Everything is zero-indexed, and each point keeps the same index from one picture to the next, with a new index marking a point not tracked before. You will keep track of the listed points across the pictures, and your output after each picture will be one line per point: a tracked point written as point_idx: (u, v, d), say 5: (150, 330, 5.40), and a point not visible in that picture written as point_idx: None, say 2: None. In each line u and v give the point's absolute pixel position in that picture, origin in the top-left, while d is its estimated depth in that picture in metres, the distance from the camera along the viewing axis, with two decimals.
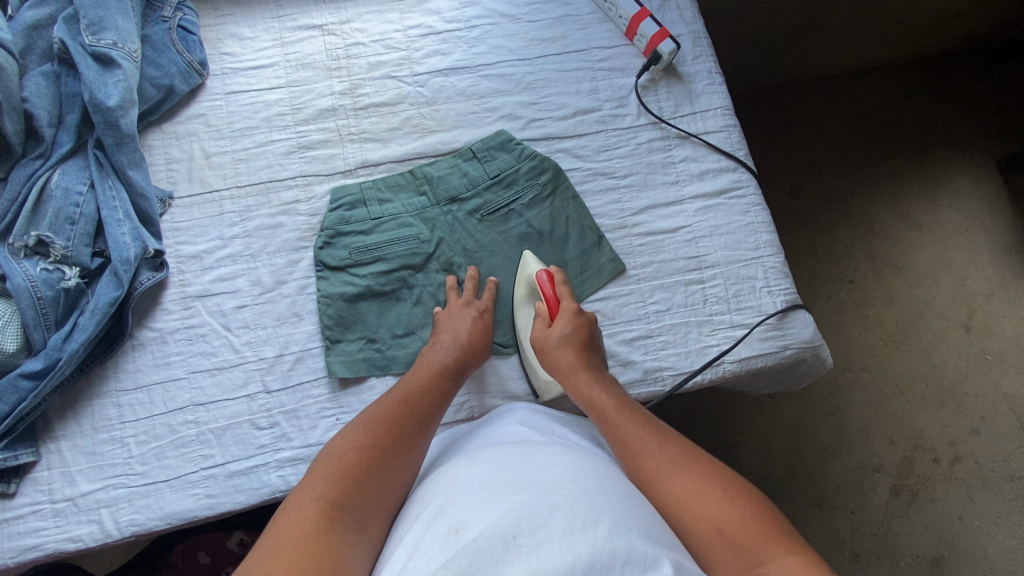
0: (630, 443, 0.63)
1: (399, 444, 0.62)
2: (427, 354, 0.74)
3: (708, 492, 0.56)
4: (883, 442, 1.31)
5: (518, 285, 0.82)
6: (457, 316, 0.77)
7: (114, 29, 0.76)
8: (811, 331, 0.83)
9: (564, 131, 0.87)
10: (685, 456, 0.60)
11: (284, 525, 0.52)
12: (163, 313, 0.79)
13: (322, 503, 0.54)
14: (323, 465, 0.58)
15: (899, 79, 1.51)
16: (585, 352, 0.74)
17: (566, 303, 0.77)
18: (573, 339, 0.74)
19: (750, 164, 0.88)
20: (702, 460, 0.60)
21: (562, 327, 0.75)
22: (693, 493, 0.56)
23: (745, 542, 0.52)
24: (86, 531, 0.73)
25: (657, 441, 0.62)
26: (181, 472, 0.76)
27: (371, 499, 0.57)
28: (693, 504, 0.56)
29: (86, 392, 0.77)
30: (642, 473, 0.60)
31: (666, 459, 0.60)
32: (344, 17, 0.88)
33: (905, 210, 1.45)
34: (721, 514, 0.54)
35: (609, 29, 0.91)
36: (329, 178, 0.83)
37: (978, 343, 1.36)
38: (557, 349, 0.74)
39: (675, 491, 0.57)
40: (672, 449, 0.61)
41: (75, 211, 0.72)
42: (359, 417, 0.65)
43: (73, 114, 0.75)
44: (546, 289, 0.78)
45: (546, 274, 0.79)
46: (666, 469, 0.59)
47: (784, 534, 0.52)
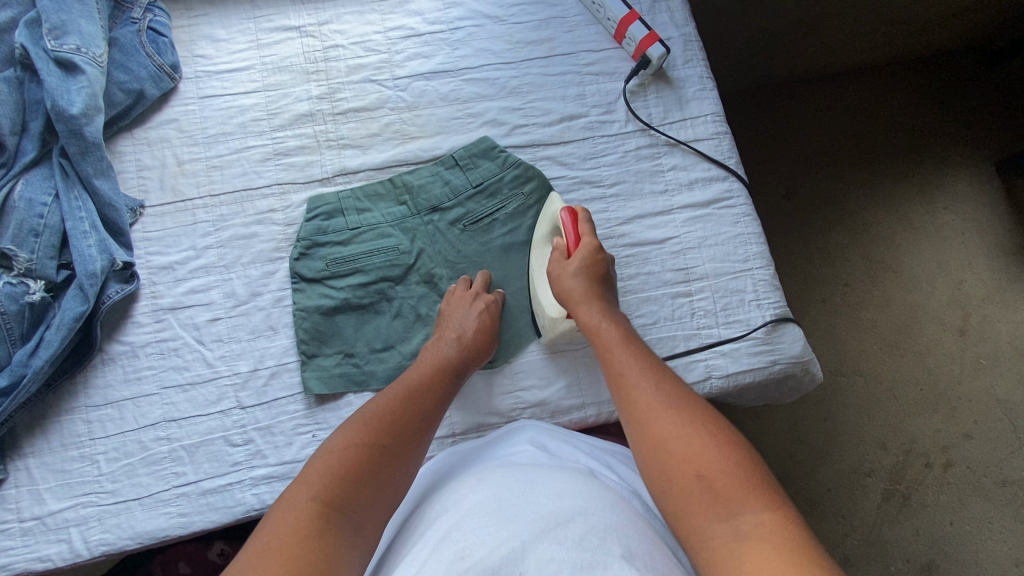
0: (626, 381, 0.64)
1: (398, 444, 0.61)
2: (428, 351, 0.72)
3: (694, 432, 0.57)
4: (876, 446, 1.29)
5: (541, 221, 0.80)
6: (460, 314, 0.75)
7: (77, 33, 0.73)
8: (801, 346, 0.81)
9: (550, 138, 0.84)
10: (679, 396, 0.61)
11: (275, 528, 0.51)
12: (135, 326, 0.76)
13: (317, 505, 0.53)
14: (318, 464, 0.57)
15: (898, 79, 1.48)
16: (598, 287, 0.73)
17: (586, 238, 0.76)
18: (585, 274, 0.74)
19: (741, 172, 0.86)
20: (695, 405, 0.60)
21: (577, 263, 0.74)
22: (676, 433, 0.57)
23: (721, 490, 0.52)
24: (55, 551, 0.71)
25: (653, 379, 0.63)
26: (153, 490, 0.74)
27: (367, 501, 0.56)
28: (671, 442, 0.57)
29: (55, 408, 0.74)
30: (630, 409, 0.62)
31: (659, 397, 0.61)
32: (323, 18, 0.85)
33: (902, 212, 1.42)
34: (699, 456, 0.55)
35: (597, 32, 0.88)
36: (306, 187, 0.81)
37: (973, 346, 1.35)
38: (569, 278, 0.73)
39: (661, 426, 0.58)
40: (668, 393, 0.61)
41: (39, 223, 0.70)
42: (358, 413, 0.64)
43: (36, 121, 0.72)
44: (568, 227, 0.76)
45: (571, 210, 0.77)
46: (656, 406, 0.60)
47: (766, 487, 0.52)
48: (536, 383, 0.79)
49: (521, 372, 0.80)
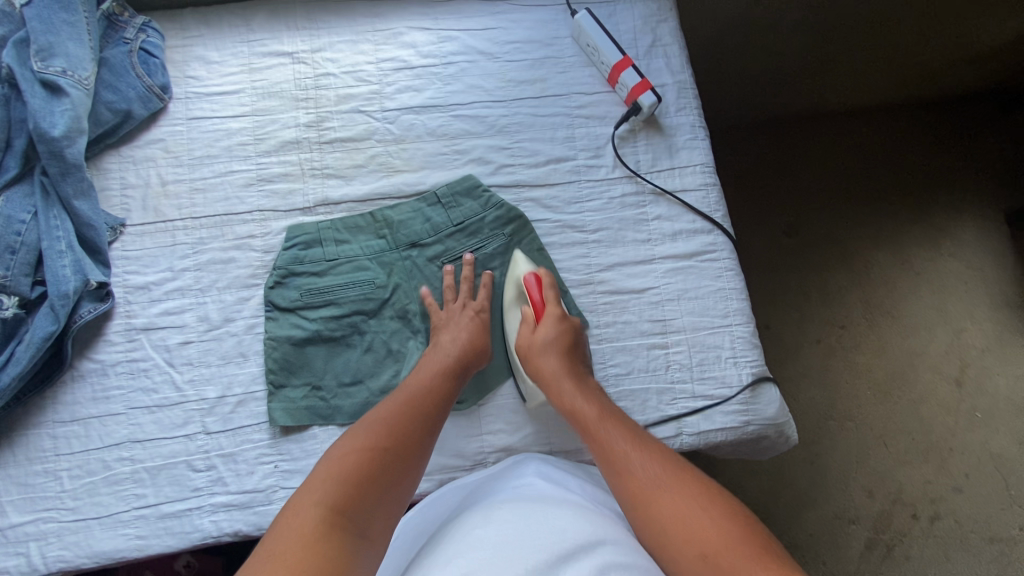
0: (623, 467, 0.64)
1: (400, 444, 0.63)
2: (428, 356, 0.73)
3: (694, 512, 0.58)
4: (862, 494, 1.27)
5: (506, 289, 0.81)
6: (454, 322, 0.76)
7: (64, 55, 0.73)
8: (776, 408, 0.80)
9: (535, 180, 0.84)
10: (674, 477, 0.62)
11: (282, 532, 0.53)
12: (107, 344, 0.77)
13: (322, 507, 0.55)
14: (322, 471, 0.59)
15: (909, 121, 1.45)
16: (571, 358, 0.74)
17: (552, 304, 0.76)
18: (558, 345, 0.74)
19: (727, 226, 0.85)
20: (692, 485, 0.61)
21: (549, 332, 0.74)
22: (679, 516, 0.58)
23: (731, 569, 0.53)
24: (12, 564, 0.72)
25: (645, 459, 0.64)
26: (113, 510, 0.74)
27: (370, 505, 0.58)
28: (676, 526, 0.58)
29: (23, 421, 0.75)
30: (631, 496, 0.62)
31: (655, 482, 0.62)
32: (317, 45, 0.85)
33: (904, 256, 1.40)
34: (707, 537, 0.56)
35: (591, 74, 0.87)
36: (286, 215, 0.81)
37: (968, 398, 1.32)
38: (543, 356, 0.73)
39: (665, 511, 0.59)
40: (662, 473, 0.62)
41: (15, 240, 0.71)
42: (359, 422, 0.66)
43: (20, 139, 0.73)
44: (533, 292, 0.77)
45: (533, 277, 0.78)
46: (654, 494, 0.61)
47: (776, 558, 0.53)
48: (504, 428, 0.79)
49: (490, 415, 0.79)
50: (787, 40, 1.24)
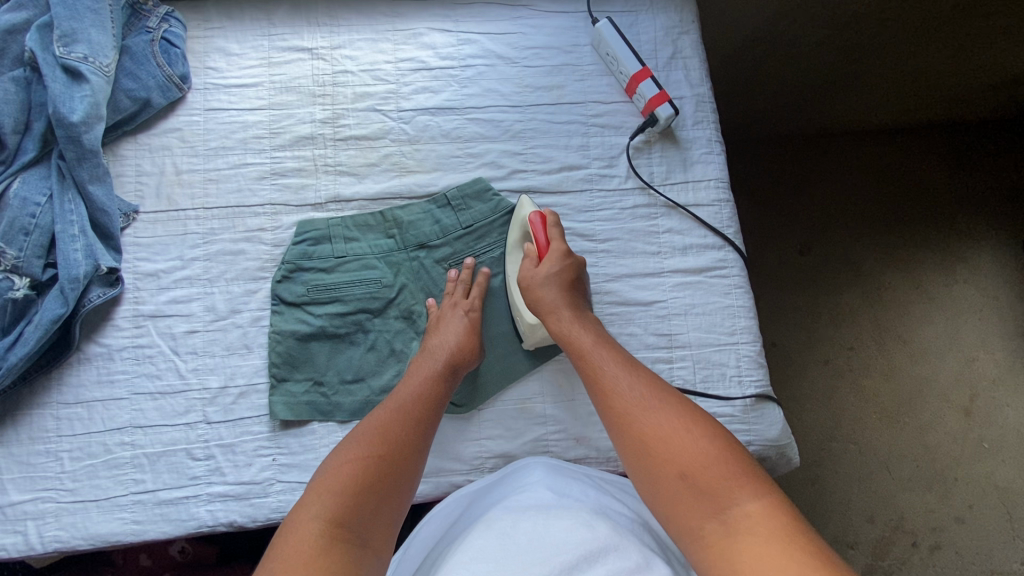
0: (608, 389, 0.67)
1: (396, 451, 0.63)
2: (419, 360, 0.73)
3: (676, 430, 0.62)
4: (862, 518, 1.25)
5: (512, 229, 0.81)
6: (446, 322, 0.76)
7: (86, 42, 0.74)
8: (779, 429, 0.79)
9: (547, 187, 0.84)
10: (658, 399, 0.65)
11: (285, 549, 0.54)
12: (114, 329, 0.77)
13: (321, 523, 0.56)
14: (319, 485, 0.60)
15: (931, 144, 1.43)
16: (571, 294, 0.75)
17: (556, 242, 0.76)
18: (558, 279, 0.75)
19: (739, 243, 0.84)
20: (675, 403, 0.65)
21: (551, 268, 0.75)
22: (660, 433, 0.62)
23: (707, 486, 0.58)
24: (10, 541, 0.73)
25: (632, 382, 0.67)
26: (111, 494, 0.74)
27: (369, 514, 0.59)
28: (657, 443, 0.61)
29: (28, 401, 0.76)
30: (618, 415, 0.65)
31: (641, 403, 0.65)
32: (336, 42, 0.85)
33: (918, 280, 1.38)
34: (687, 456, 0.60)
35: (609, 83, 0.87)
36: (297, 210, 0.81)
37: (976, 429, 1.30)
38: (543, 288, 0.74)
39: (647, 429, 0.63)
40: (646, 393, 0.65)
41: (30, 222, 0.71)
42: (353, 431, 0.66)
43: (39, 122, 0.73)
44: (538, 233, 0.77)
45: (539, 216, 0.77)
46: (640, 413, 0.64)
47: (752, 476, 0.58)
48: (503, 434, 0.78)
49: (490, 420, 0.79)
50: (816, 59, 1.22)
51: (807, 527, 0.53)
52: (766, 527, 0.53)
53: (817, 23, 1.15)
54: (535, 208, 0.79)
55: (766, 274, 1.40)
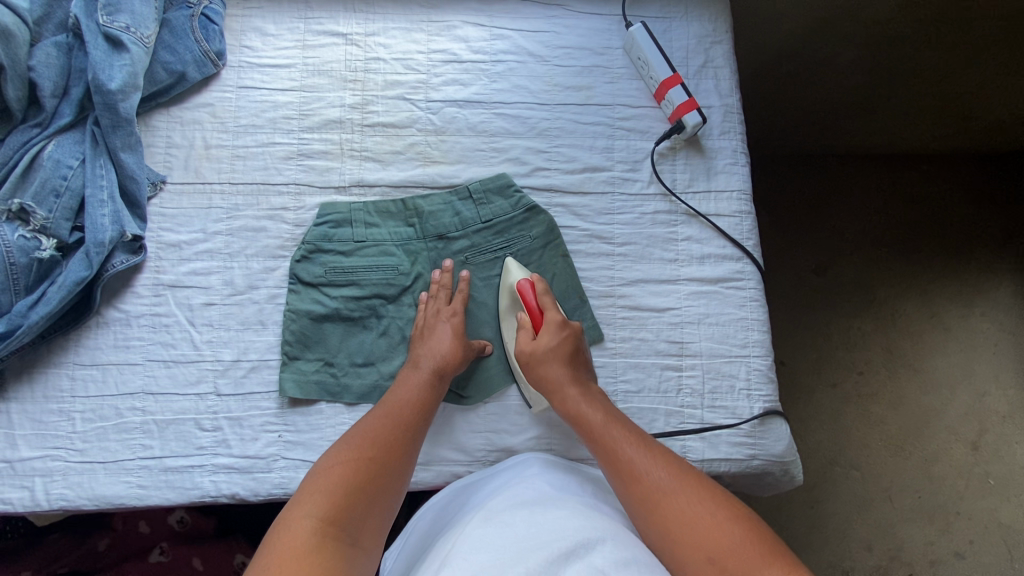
0: (627, 467, 0.65)
1: (386, 454, 0.64)
2: (408, 373, 0.73)
3: (698, 514, 0.60)
4: (859, 546, 1.24)
5: (501, 298, 0.81)
6: (433, 333, 0.76)
7: (129, 12, 0.76)
8: (784, 445, 0.78)
9: (569, 186, 0.84)
10: (679, 480, 0.63)
11: (279, 544, 0.53)
12: (134, 296, 0.79)
13: (315, 519, 0.56)
14: (311, 485, 0.60)
15: (961, 173, 1.40)
16: (573, 367, 0.74)
17: (549, 309, 0.76)
18: (560, 352, 0.74)
19: (757, 256, 0.83)
20: (695, 483, 0.63)
21: (551, 338, 0.74)
22: (685, 518, 0.60)
23: (740, 573, 0.55)
24: (17, 496, 0.74)
25: (652, 464, 0.65)
26: (118, 457, 0.76)
27: (361, 512, 0.59)
28: (682, 527, 0.59)
29: (44, 360, 0.77)
30: (638, 499, 0.63)
31: (661, 483, 0.63)
32: (371, 29, 0.86)
33: (934, 310, 1.36)
34: (715, 542, 0.57)
35: (638, 87, 0.87)
36: (321, 192, 0.82)
37: (983, 464, 1.28)
38: (545, 364, 0.73)
39: (672, 515, 0.60)
40: (665, 475, 0.64)
41: (61, 184, 0.73)
42: (345, 434, 0.67)
43: (77, 88, 0.74)
44: (528, 297, 0.77)
45: (527, 282, 0.78)
46: (662, 495, 0.62)
47: (783, 557, 0.56)
48: (507, 429, 0.79)
49: (495, 414, 0.79)
50: (846, 79, 1.23)
51: None
52: None
53: (849, 41, 1.16)
54: (523, 274, 0.80)
55: (779, 293, 1.40)
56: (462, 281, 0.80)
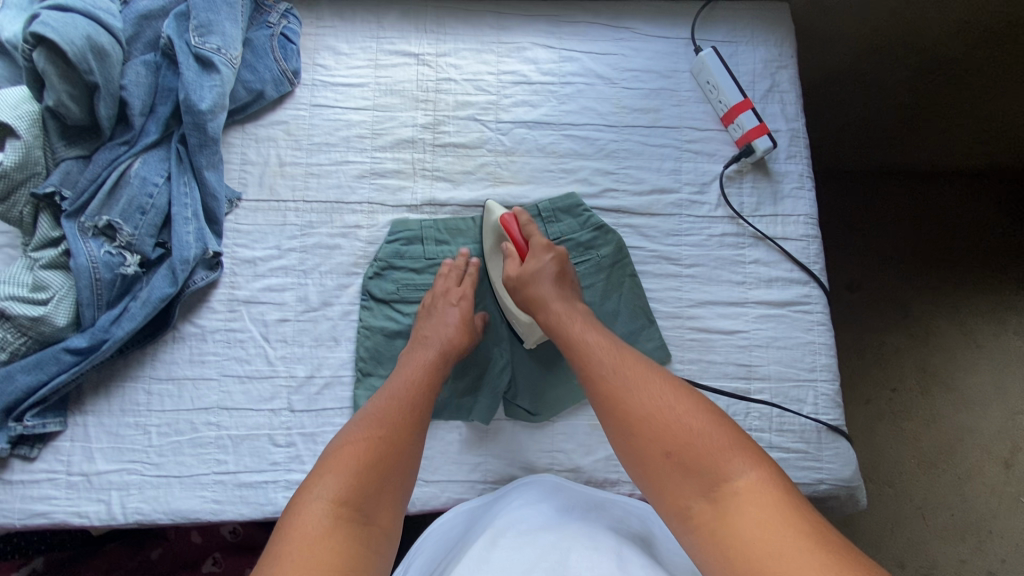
0: (597, 370, 0.66)
1: (394, 431, 0.64)
2: (412, 352, 0.74)
3: (666, 410, 0.61)
4: (890, 563, 1.20)
5: (486, 236, 0.82)
6: (439, 314, 0.77)
7: (220, 34, 0.77)
8: (851, 469, 0.79)
9: (637, 208, 0.85)
10: (647, 380, 0.64)
11: (291, 530, 0.55)
12: (209, 311, 0.79)
13: (325, 504, 0.57)
14: (321, 467, 0.61)
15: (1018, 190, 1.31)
16: (559, 283, 0.75)
17: (535, 237, 0.77)
18: (548, 272, 0.74)
19: (824, 280, 0.84)
20: (663, 381, 0.63)
21: (538, 262, 0.75)
22: (650, 414, 0.61)
23: (701, 463, 0.57)
24: (94, 509, 0.74)
25: (617, 361, 0.66)
26: (194, 472, 0.76)
27: (372, 493, 0.60)
28: (648, 424, 0.60)
29: (120, 373, 0.78)
30: (602, 393, 0.64)
31: (630, 382, 0.63)
32: (442, 50, 0.87)
33: (968, 326, 1.30)
34: (680, 439, 0.59)
35: (704, 111, 0.88)
36: (393, 210, 0.83)
37: (1016, 483, 1.23)
38: (532, 281, 0.74)
39: (638, 414, 0.61)
40: (626, 366, 0.65)
41: (147, 202, 0.74)
42: (353, 417, 0.67)
43: (164, 106, 0.76)
44: (512, 231, 0.78)
45: (511, 217, 0.79)
46: (625, 386, 0.63)
47: (744, 449, 0.57)
48: (574, 449, 0.79)
49: (562, 434, 0.79)
50: (892, 100, 1.21)
51: (801, 501, 0.54)
52: (763, 500, 0.53)
53: (898, 62, 1.14)
54: (506, 211, 0.81)
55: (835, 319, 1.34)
56: (472, 267, 0.81)
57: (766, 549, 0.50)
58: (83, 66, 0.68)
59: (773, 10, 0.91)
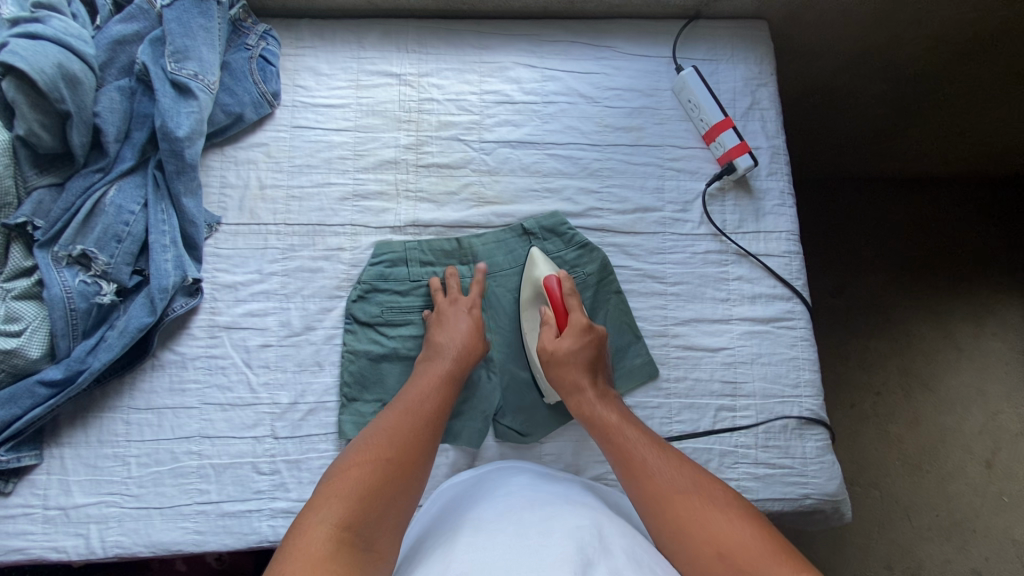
0: (639, 467, 0.65)
1: (404, 454, 0.63)
2: (423, 368, 0.74)
3: (710, 515, 0.59)
4: (879, 565, 1.18)
5: (524, 285, 0.81)
6: (450, 322, 0.76)
7: (197, 59, 0.78)
8: (837, 484, 0.79)
9: (620, 226, 0.85)
10: (687, 483, 0.62)
11: (294, 551, 0.51)
12: (189, 338, 0.78)
13: (329, 526, 0.54)
14: (325, 489, 0.58)
15: (991, 199, 1.33)
16: (595, 370, 0.74)
17: (575, 309, 0.77)
18: (582, 357, 0.74)
19: (806, 296, 0.85)
20: (705, 485, 0.62)
21: (573, 343, 0.75)
22: (693, 515, 0.59)
23: (751, 572, 0.54)
24: (72, 544, 0.72)
25: (658, 462, 0.65)
26: (175, 503, 0.74)
27: (378, 514, 0.57)
28: (692, 526, 0.59)
29: (98, 404, 0.75)
30: (645, 497, 0.63)
31: (672, 487, 0.62)
32: (424, 70, 0.87)
33: (947, 329, 1.30)
34: (722, 539, 0.57)
35: (686, 129, 0.88)
36: (376, 232, 0.82)
37: (998, 482, 1.22)
38: (568, 365, 0.73)
39: (681, 516, 0.60)
40: (674, 474, 0.64)
41: (123, 230, 0.73)
42: (360, 437, 0.65)
43: (140, 132, 0.76)
44: (555, 295, 0.77)
45: (554, 278, 0.78)
46: (667, 493, 0.62)
47: (790, 556, 0.54)
48: (562, 470, 0.78)
49: (551, 454, 0.79)
50: (868, 111, 1.20)
51: None
52: None
53: (876, 80, 1.13)
54: (551, 269, 0.80)
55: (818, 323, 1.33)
56: (480, 277, 0.80)
57: None
58: (55, 95, 0.68)
59: (749, 30, 0.92)
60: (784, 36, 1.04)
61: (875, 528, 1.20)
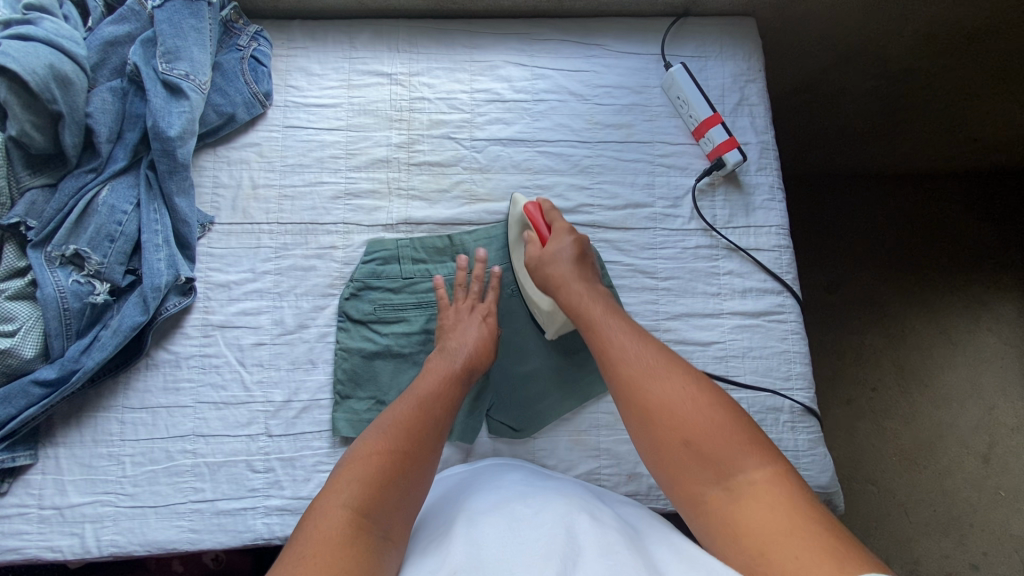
0: (617, 356, 0.64)
1: (422, 446, 0.61)
2: (436, 360, 0.72)
3: (682, 399, 0.59)
4: (876, 560, 1.19)
5: (512, 226, 0.81)
6: (464, 324, 0.76)
7: (187, 60, 0.78)
8: (829, 476, 0.79)
9: (611, 222, 0.85)
10: (665, 365, 0.62)
11: (312, 536, 0.52)
12: (183, 337, 0.78)
13: (348, 511, 0.54)
14: (342, 473, 0.58)
15: (982, 194, 1.34)
16: (582, 268, 0.74)
17: (558, 223, 0.77)
18: (567, 255, 0.74)
19: (797, 290, 0.85)
20: (678, 370, 0.62)
21: (562, 246, 0.75)
22: (667, 399, 0.59)
23: (714, 454, 0.55)
24: (67, 543, 0.72)
25: (637, 348, 0.64)
26: (170, 501, 0.74)
27: (394, 503, 0.57)
28: (664, 411, 0.59)
29: (92, 403, 0.76)
30: (621, 381, 0.63)
31: (649, 370, 0.62)
32: (415, 69, 0.88)
33: (942, 324, 1.31)
34: (692, 424, 0.57)
35: (676, 125, 0.89)
36: (369, 230, 0.83)
37: (994, 476, 1.23)
38: (554, 264, 0.74)
39: (654, 399, 0.60)
40: (652, 358, 0.63)
41: (116, 230, 0.74)
42: (375, 423, 0.64)
43: (132, 132, 0.77)
44: (538, 220, 0.78)
45: (534, 205, 0.79)
46: (644, 378, 0.61)
47: (756, 442, 0.56)
48: (555, 465, 0.78)
49: (544, 450, 0.79)
50: (858, 106, 1.21)
51: (815, 499, 0.52)
52: (775, 497, 0.51)
53: (867, 75, 1.14)
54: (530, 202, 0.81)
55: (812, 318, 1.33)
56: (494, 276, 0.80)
57: (775, 551, 0.48)
58: (47, 96, 0.69)
59: (737, 27, 0.93)
60: (773, 33, 1.05)
61: (872, 523, 1.21)
